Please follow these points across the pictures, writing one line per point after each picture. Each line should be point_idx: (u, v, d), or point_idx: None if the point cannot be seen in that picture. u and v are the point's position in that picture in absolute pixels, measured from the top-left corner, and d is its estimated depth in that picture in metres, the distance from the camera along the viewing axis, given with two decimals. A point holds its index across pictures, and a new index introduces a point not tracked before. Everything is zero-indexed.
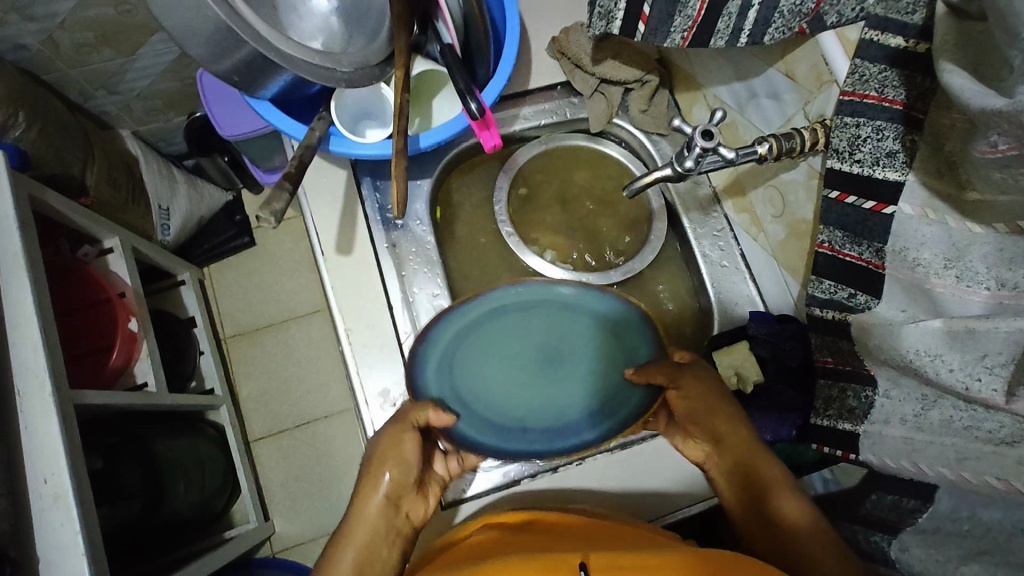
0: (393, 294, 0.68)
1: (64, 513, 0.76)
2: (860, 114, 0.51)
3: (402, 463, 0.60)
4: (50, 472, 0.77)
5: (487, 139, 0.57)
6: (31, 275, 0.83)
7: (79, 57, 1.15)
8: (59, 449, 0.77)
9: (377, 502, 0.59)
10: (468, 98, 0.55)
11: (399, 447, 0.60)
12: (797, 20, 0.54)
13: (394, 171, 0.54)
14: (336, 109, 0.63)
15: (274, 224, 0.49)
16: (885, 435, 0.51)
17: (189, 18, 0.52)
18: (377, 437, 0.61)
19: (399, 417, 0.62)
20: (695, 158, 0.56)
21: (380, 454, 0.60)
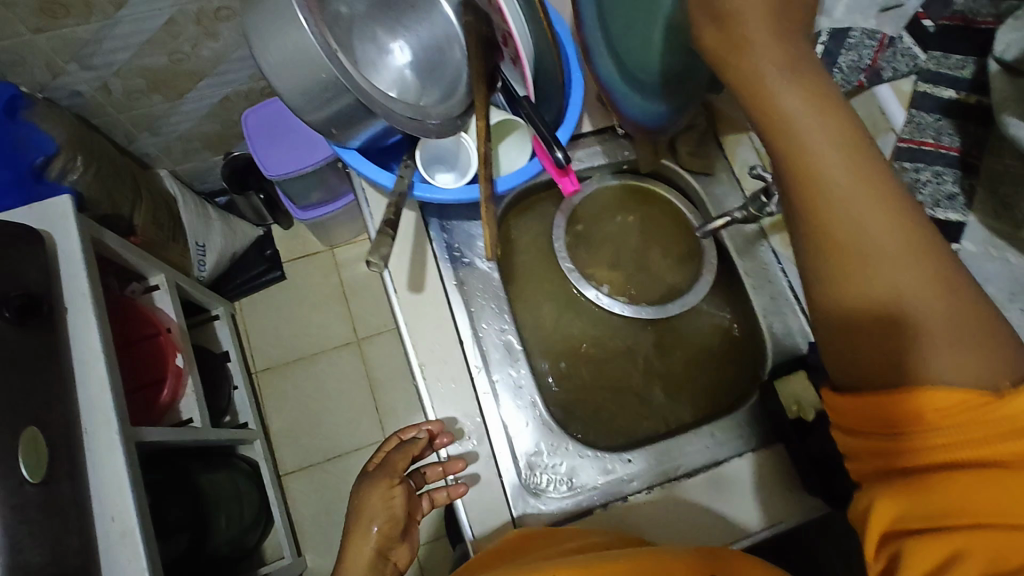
0: (463, 329, 0.71)
1: (131, 549, 0.77)
2: (919, 159, 0.61)
3: (389, 509, 0.69)
4: (116, 510, 0.78)
5: (569, 184, 0.62)
6: (97, 313, 0.85)
7: (128, 102, 1.19)
8: (126, 485, 0.79)
9: (370, 553, 0.66)
10: (555, 148, 0.58)
11: (388, 500, 0.69)
12: (857, 75, 0.60)
13: (484, 218, 0.59)
14: (421, 156, 0.68)
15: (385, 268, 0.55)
16: None
17: (291, 73, 0.55)
18: (366, 492, 0.70)
19: (386, 473, 0.71)
20: (772, 203, 0.67)
21: (362, 507, 0.70)
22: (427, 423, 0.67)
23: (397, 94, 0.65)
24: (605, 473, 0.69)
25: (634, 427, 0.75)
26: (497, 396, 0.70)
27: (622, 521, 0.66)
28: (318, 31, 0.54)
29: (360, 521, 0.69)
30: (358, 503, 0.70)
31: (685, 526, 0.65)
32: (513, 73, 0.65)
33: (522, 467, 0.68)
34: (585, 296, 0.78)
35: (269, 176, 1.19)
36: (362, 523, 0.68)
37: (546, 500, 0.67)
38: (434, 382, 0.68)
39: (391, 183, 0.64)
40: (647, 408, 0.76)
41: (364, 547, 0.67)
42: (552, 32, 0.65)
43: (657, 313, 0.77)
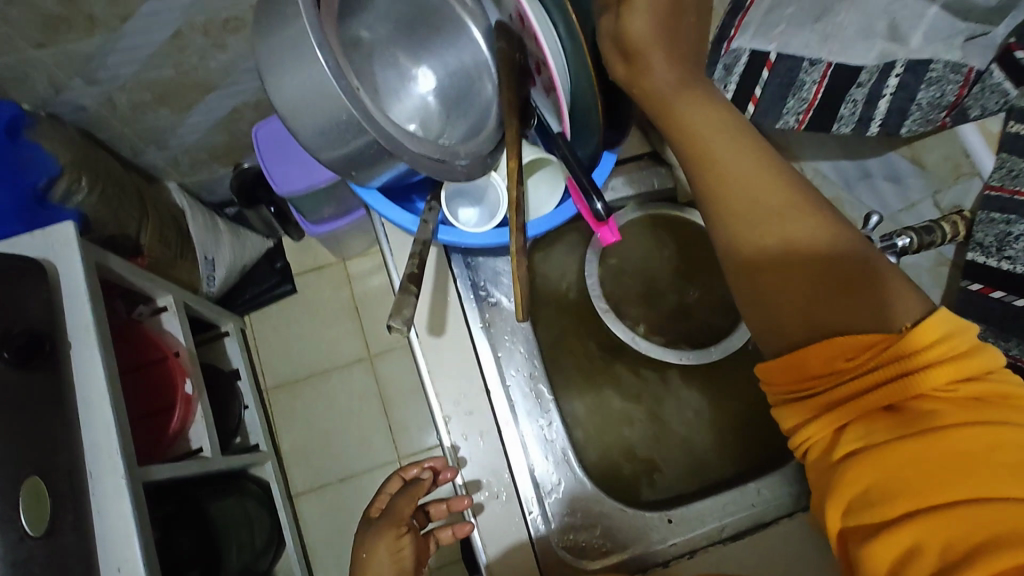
0: (491, 376, 0.66)
1: None
2: (1011, 211, 0.48)
3: (398, 560, 0.64)
4: (122, 560, 0.75)
5: (608, 235, 0.57)
6: (102, 348, 0.81)
7: (134, 115, 1.14)
8: (132, 534, 0.75)
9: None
10: (594, 198, 0.53)
11: (396, 551, 0.65)
12: (938, 113, 0.51)
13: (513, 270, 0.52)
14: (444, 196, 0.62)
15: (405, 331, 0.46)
16: None
17: (307, 114, 0.50)
18: (372, 543, 0.66)
19: (391, 520, 0.67)
20: None
21: (369, 558, 0.65)
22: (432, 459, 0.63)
23: (418, 126, 0.60)
24: (644, 534, 0.64)
25: (670, 478, 0.71)
26: (527, 449, 0.66)
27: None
28: (338, 66, 0.49)
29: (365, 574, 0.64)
30: (362, 555, 0.65)
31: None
32: (547, 104, 0.60)
33: (555, 527, 0.64)
34: (615, 332, 0.73)
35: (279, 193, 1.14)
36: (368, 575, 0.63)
37: (585, 564, 0.63)
38: (460, 436, 0.64)
39: (414, 226, 0.60)
40: (683, 458, 0.71)
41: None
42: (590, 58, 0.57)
43: (699, 357, 0.71)
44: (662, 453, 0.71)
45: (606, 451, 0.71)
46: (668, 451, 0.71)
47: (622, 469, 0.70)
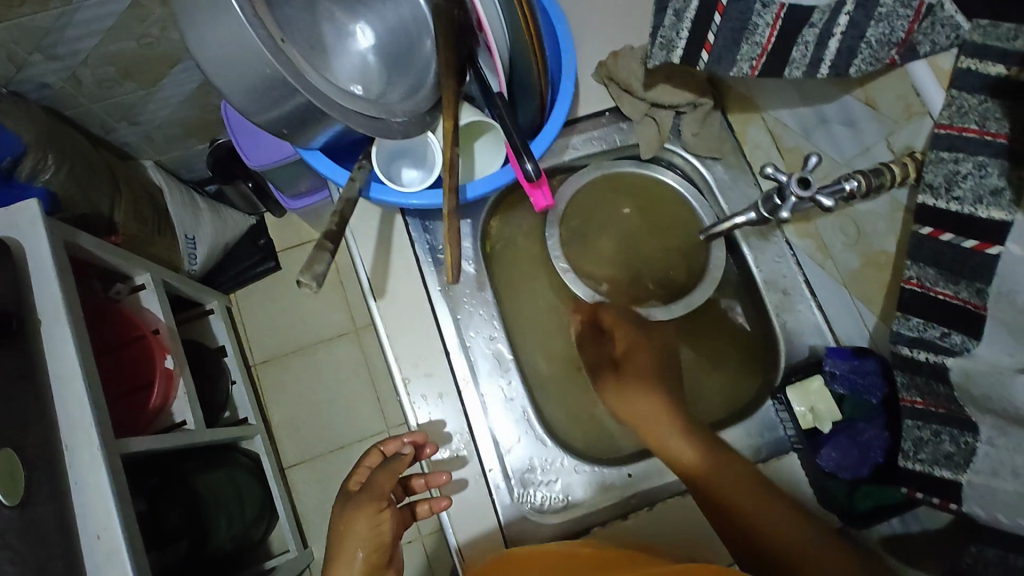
0: (450, 339, 0.66)
1: (117, 567, 0.75)
2: (958, 149, 0.47)
3: (376, 537, 0.63)
4: (101, 528, 0.76)
5: (539, 198, 0.55)
6: (73, 326, 0.80)
7: (100, 91, 1.11)
8: (110, 505, 0.76)
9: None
10: (524, 159, 0.52)
11: (376, 526, 0.63)
12: (886, 51, 0.49)
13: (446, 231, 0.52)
14: (377, 155, 0.61)
15: (316, 288, 0.45)
16: (993, 488, 0.48)
17: (239, 72, 0.49)
18: (351, 516, 0.64)
19: (373, 492, 0.64)
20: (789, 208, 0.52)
21: (347, 532, 0.63)
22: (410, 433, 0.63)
23: (360, 87, 0.59)
24: (603, 488, 0.66)
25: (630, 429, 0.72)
26: (488, 410, 0.66)
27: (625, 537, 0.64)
28: (263, 23, 0.49)
29: (342, 546, 0.63)
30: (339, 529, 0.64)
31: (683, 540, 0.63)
32: (489, 64, 0.60)
33: (515, 485, 0.65)
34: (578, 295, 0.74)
35: (252, 169, 1.04)
36: (345, 549, 0.63)
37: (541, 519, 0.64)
38: (421, 397, 0.65)
39: (343, 180, 0.57)
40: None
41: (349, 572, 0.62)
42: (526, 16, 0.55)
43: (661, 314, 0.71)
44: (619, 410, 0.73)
45: (567, 408, 0.72)
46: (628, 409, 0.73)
47: (582, 423, 0.72)
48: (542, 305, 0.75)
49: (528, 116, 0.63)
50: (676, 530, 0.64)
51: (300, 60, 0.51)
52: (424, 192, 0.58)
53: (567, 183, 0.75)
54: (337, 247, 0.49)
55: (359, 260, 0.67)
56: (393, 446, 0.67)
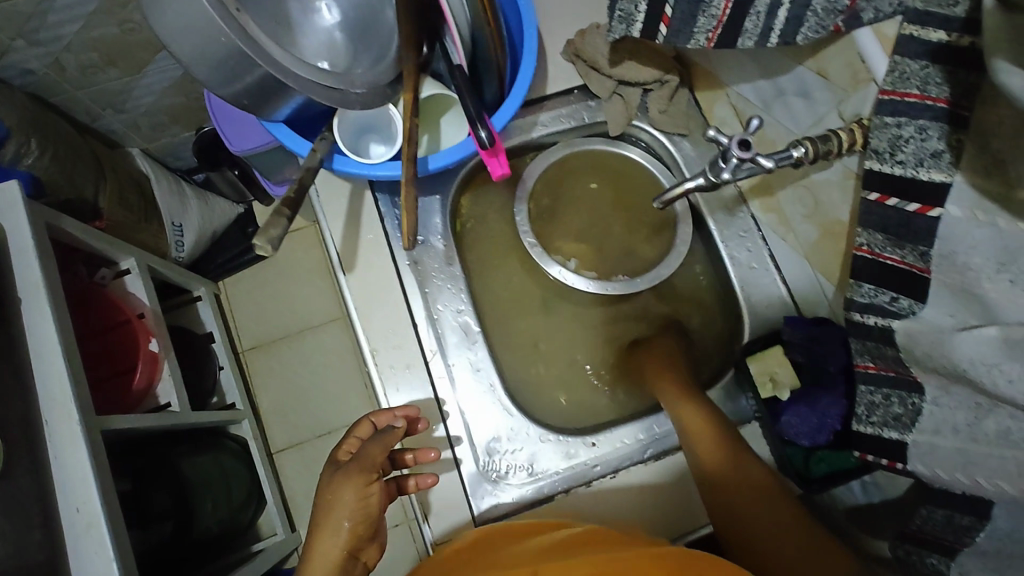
0: (418, 312, 0.68)
1: (97, 543, 0.67)
2: (901, 114, 0.49)
3: (363, 510, 0.56)
4: (82, 501, 0.68)
5: (496, 167, 0.57)
6: (49, 288, 0.71)
7: (86, 77, 0.98)
8: (89, 479, 0.68)
9: (338, 554, 0.55)
10: (479, 127, 0.53)
11: (365, 498, 0.56)
12: (832, 18, 0.50)
13: (404, 198, 0.53)
14: (341, 129, 0.62)
15: (273, 250, 0.48)
16: (936, 445, 0.49)
17: (199, 42, 0.50)
18: (337, 485, 0.57)
19: (360, 460, 0.58)
20: (731, 169, 0.52)
21: (331, 501, 0.57)
22: (401, 408, 0.63)
23: (328, 63, 0.59)
24: (568, 457, 0.67)
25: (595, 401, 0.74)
26: (455, 381, 0.68)
27: (586, 505, 0.66)
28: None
29: (324, 518, 0.56)
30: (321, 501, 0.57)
31: (636, 509, 0.66)
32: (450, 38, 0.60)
33: (480, 454, 0.67)
34: (549, 273, 0.74)
35: (233, 154, 0.91)
36: (330, 520, 0.56)
37: (504, 486, 0.66)
38: (389, 368, 0.66)
39: (305, 152, 0.59)
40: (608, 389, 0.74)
41: (333, 546, 0.55)
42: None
43: (624, 288, 0.72)
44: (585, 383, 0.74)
45: (536, 381, 0.74)
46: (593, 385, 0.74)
47: (550, 397, 0.73)
48: (513, 280, 0.76)
49: (491, 90, 0.64)
50: (638, 493, 0.67)
51: (258, 32, 0.52)
52: (389, 162, 0.59)
53: (535, 161, 0.76)
54: (295, 213, 0.51)
55: (328, 235, 0.68)
56: (386, 416, 0.62)
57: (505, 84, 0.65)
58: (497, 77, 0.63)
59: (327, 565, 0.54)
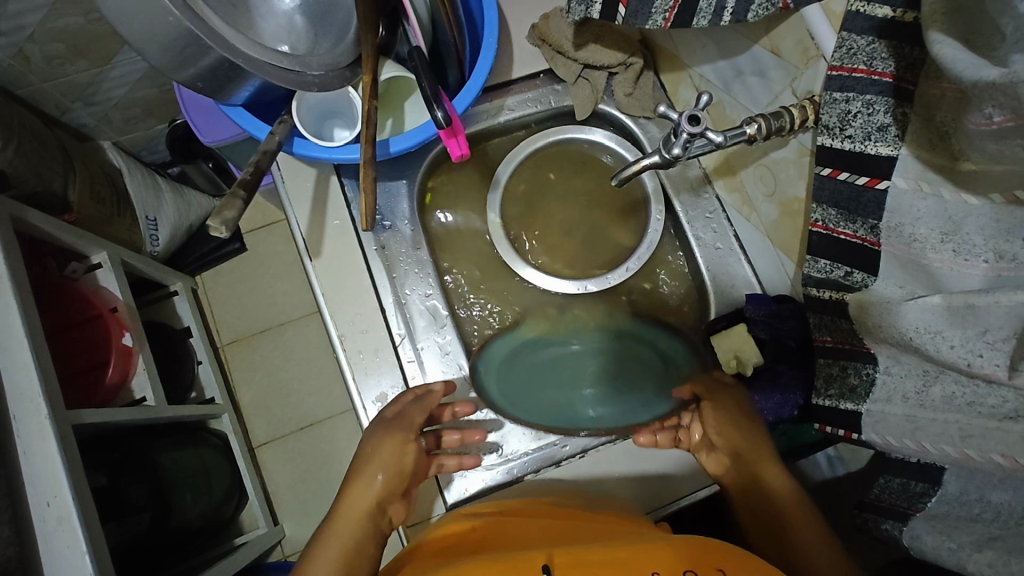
0: (386, 296, 0.68)
1: (70, 534, 0.63)
2: (850, 89, 0.50)
3: (400, 464, 0.59)
4: (52, 494, 0.63)
5: (454, 147, 0.57)
6: (11, 272, 0.67)
7: (51, 69, 0.92)
8: (59, 471, 0.63)
9: (369, 505, 0.57)
10: (434, 108, 0.53)
11: (401, 453, 0.59)
12: None
13: (363, 182, 0.53)
14: (298, 110, 0.61)
15: (227, 233, 0.48)
16: (887, 414, 0.49)
17: (149, 25, 0.50)
18: (378, 441, 0.60)
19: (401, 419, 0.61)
20: (682, 145, 0.53)
21: (374, 457, 0.59)
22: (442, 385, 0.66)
23: (289, 45, 0.60)
24: (537, 438, 0.69)
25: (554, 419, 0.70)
26: (424, 364, 0.68)
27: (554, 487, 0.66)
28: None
29: (363, 469, 0.59)
30: (361, 456, 0.60)
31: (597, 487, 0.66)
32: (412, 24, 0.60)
33: None
34: (520, 274, 0.75)
35: (204, 145, 0.83)
36: (366, 470, 0.59)
37: (474, 467, 0.68)
38: (357, 353, 0.66)
39: (263, 135, 0.58)
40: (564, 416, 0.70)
41: (364, 496, 0.57)
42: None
43: (600, 284, 0.74)
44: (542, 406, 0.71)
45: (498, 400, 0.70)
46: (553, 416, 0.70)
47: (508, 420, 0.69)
48: (485, 263, 0.76)
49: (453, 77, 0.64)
50: (612, 472, 0.67)
51: (208, 13, 0.53)
52: (347, 145, 0.59)
53: (505, 161, 0.77)
54: (251, 194, 0.51)
55: (294, 220, 0.68)
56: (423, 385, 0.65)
57: (466, 68, 0.64)
58: (456, 63, 0.63)
59: (358, 512, 0.56)
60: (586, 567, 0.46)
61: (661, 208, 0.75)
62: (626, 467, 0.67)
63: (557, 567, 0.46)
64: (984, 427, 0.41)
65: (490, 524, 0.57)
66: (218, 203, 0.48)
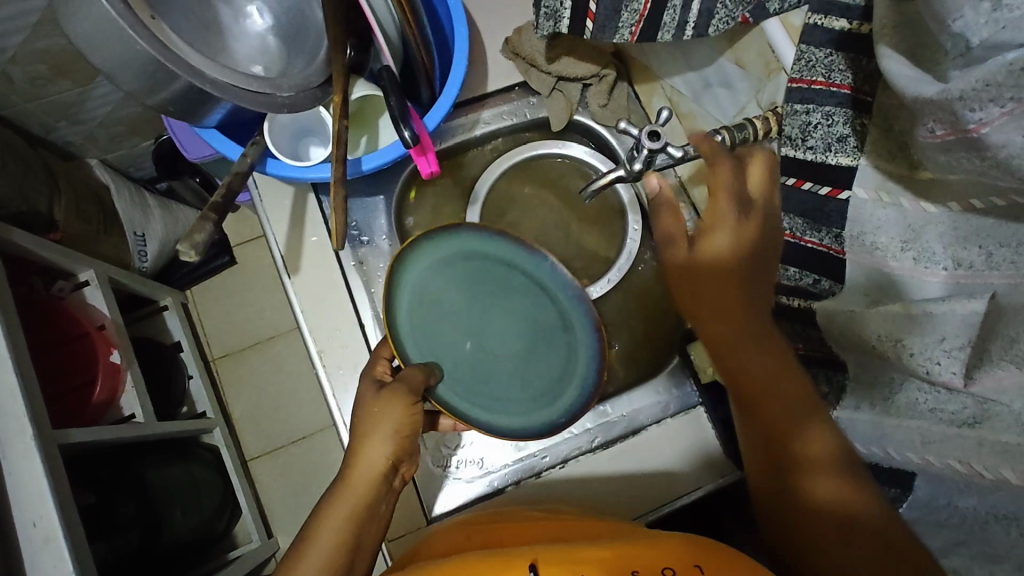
0: (365, 312, 0.69)
1: (55, 555, 0.61)
2: (810, 100, 0.50)
3: (408, 426, 0.57)
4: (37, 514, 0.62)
5: (425, 165, 0.58)
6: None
7: (34, 89, 0.92)
8: (45, 490, 0.62)
9: (380, 467, 0.55)
10: (402, 127, 0.54)
11: (410, 417, 0.57)
12: (740, 8, 0.51)
13: (333, 200, 0.54)
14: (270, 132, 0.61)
15: (197, 255, 0.48)
16: (855, 421, 0.50)
17: (116, 51, 0.50)
18: (385, 403, 0.57)
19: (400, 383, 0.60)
20: (643, 160, 0.55)
21: (377, 416, 0.56)
22: None
23: (262, 67, 0.60)
24: (518, 450, 0.69)
25: (560, 401, 0.69)
26: None
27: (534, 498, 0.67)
28: (129, 3, 0.50)
29: (369, 428, 0.56)
30: (362, 419, 0.56)
31: (576, 497, 0.67)
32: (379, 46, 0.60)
33: (433, 454, 0.69)
34: None
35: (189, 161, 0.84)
36: (376, 432, 0.56)
37: (455, 480, 0.69)
38: (337, 368, 0.67)
39: (236, 156, 0.59)
40: (563, 399, 0.68)
41: (378, 456, 0.55)
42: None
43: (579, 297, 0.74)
44: (512, 393, 0.69)
45: (457, 409, 0.66)
46: (546, 400, 0.69)
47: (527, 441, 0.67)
48: None
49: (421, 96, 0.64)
50: (592, 482, 0.67)
51: (173, 40, 0.52)
52: (320, 164, 0.59)
53: (483, 175, 0.78)
54: (222, 218, 0.51)
55: (273, 238, 0.69)
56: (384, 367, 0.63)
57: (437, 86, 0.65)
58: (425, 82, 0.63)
59: (372, 471, 0.55)
60: (576, 565, 0.44)
61: (638, 219, 0.76)
62: (606, 479, 0.67)
63: (544, 564, 0.44)
64: (945, 432, 0.43)
65: (480, 531, 0.56)
66: (189, 226, 0.49)
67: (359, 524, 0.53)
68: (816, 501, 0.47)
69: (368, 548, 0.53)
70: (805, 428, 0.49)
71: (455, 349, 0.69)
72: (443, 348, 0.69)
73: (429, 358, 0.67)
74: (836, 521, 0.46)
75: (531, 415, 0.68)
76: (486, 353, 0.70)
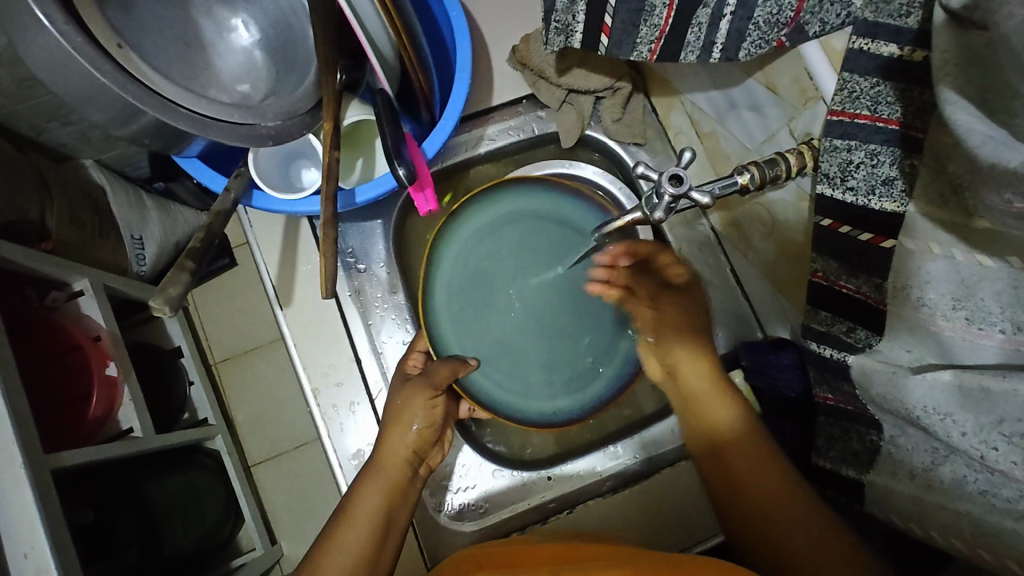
0: (360, 345, 0.66)
1: None
2: (852, 137, 0.45)
3: (430, 416, 0.59)
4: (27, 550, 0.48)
5: (423, 202, 0.54)
6: None
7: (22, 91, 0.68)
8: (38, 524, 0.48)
9: (406, 453, 0.56)
10: (396, 164, 0.49)
11: (432, 408, 0.59)
12: (775, 31, 0.47)
13: (322, 242, 0.49)
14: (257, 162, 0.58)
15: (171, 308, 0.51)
16: (892, 490, 0.46)
17: (79, 82, 0.45)
18: (407, 393, 0.58)
19: (426, 374, 0.59)
20: (665, 209, 0.48)
21: (402, 407, 0.58)
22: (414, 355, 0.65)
23: (250, 86, 0.56)
24: (525, 491, 0.68)
25: (588, 387, 0.66)
26: None
27: None
28: (91, 32, 0.45)
29: (393, 417, 0.58)
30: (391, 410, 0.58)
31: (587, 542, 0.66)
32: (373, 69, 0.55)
33: (438, 494, 0.68)
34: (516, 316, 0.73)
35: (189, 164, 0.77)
36: (400, 421, 0.57)
37: (460, 521, 0.67)
38: (333, 406, 0.64)
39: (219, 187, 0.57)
40: (605, 373, 0.66)
41: (402, 444, 0.57)
42: (397, 13, 0.51)
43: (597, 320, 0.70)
44: (543, 374, 0.66)
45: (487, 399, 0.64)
46: (590, 376, 0.66)
47: (573, 422, 0.65)
48: None
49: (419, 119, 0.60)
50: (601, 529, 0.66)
51: (142, 69, 0.48)
52: (309, 198, 0.56)
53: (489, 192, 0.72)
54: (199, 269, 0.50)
55: (265, 268, 0.66)
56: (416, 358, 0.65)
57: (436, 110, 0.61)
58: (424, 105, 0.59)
59: (397, 458, 0.56)
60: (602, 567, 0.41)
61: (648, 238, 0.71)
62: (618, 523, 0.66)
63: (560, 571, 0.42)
64: (999, 525, 0.37)
65: (498, 550, 0.52)
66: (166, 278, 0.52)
67: (391, 504, 0.53)
68: (747, 480, 0.51)
69: (396, 540, 0.52)
70: (715, 409, 0.56)
71: (496, 334, 0.66)
72: (479, 328, 0.66)
73: (461, 339, 0.65)
74: (767, 499, 0.49)
75: (577, 393, 0.66)
76: (530, 328, 0.66)
